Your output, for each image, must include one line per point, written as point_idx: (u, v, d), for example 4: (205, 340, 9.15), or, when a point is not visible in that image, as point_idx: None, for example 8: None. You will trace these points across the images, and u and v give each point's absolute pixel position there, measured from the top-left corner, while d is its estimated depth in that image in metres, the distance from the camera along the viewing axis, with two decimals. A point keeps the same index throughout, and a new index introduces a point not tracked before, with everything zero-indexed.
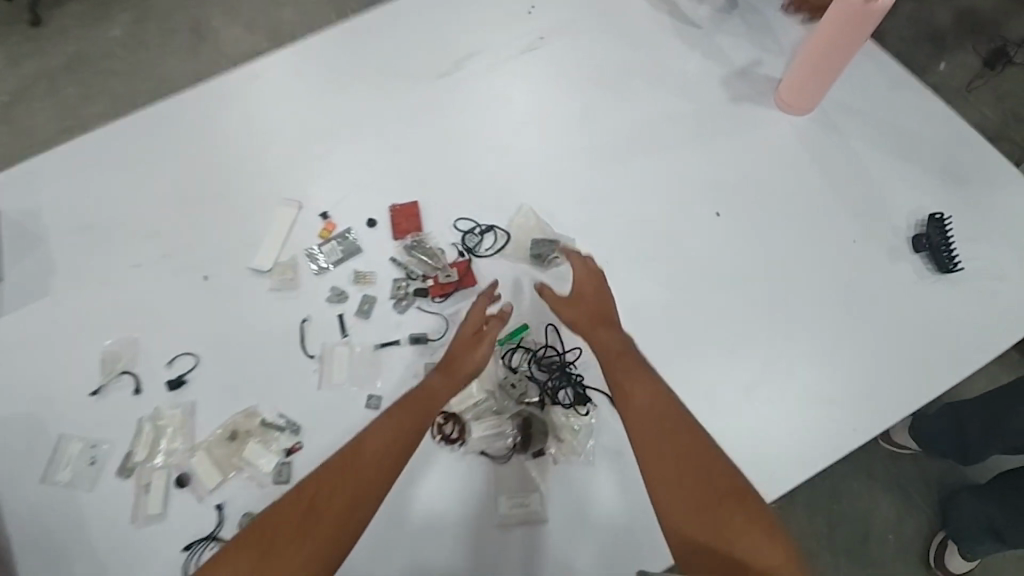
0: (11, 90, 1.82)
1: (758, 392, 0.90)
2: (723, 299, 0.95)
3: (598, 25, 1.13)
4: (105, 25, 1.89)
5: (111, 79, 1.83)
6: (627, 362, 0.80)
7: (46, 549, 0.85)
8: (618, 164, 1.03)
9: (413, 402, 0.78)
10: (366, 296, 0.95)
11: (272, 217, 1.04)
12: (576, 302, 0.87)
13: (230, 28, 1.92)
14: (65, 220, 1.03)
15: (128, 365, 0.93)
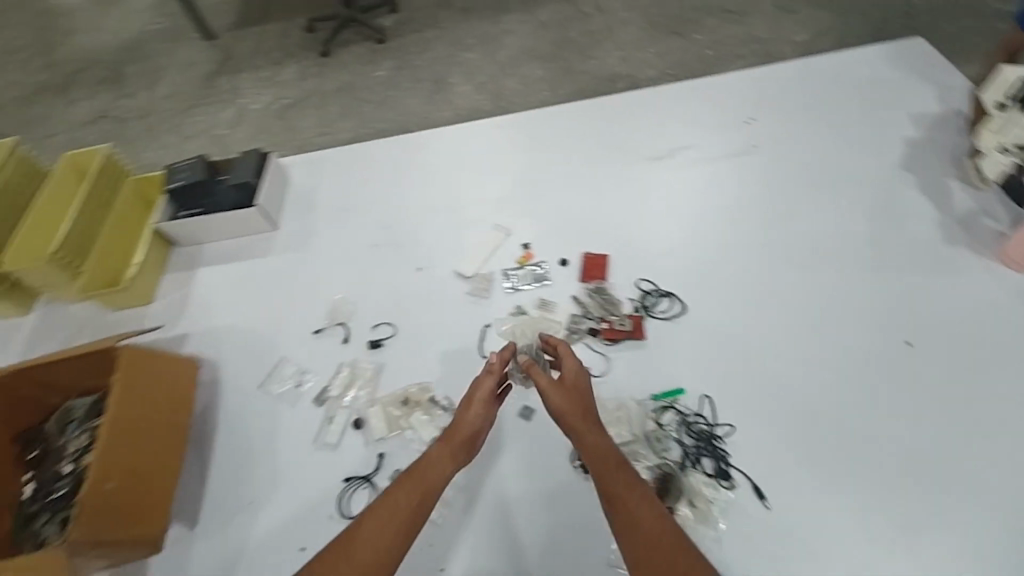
0: (294, 98, 2.47)
1: (929, 543, 0.82)
2: (899, 428, 0.90)
3: (812, 145, 1.21)
4: (373, 66, 2.50)
5: (365, 105, 2.39)
6: (613, 468, 0.78)
7: (244, 441, 1.01)
8: (808, 269, 1.06)
9: (410, 475, 0.81)
10: (544, 321, 1.07)
11: (482, 237, 1.23)
12: (560, 389, 0.87)
13: (463, 85, 2.39)
14: (327, 202, 1.38)
15: (346, 318, 1.14)
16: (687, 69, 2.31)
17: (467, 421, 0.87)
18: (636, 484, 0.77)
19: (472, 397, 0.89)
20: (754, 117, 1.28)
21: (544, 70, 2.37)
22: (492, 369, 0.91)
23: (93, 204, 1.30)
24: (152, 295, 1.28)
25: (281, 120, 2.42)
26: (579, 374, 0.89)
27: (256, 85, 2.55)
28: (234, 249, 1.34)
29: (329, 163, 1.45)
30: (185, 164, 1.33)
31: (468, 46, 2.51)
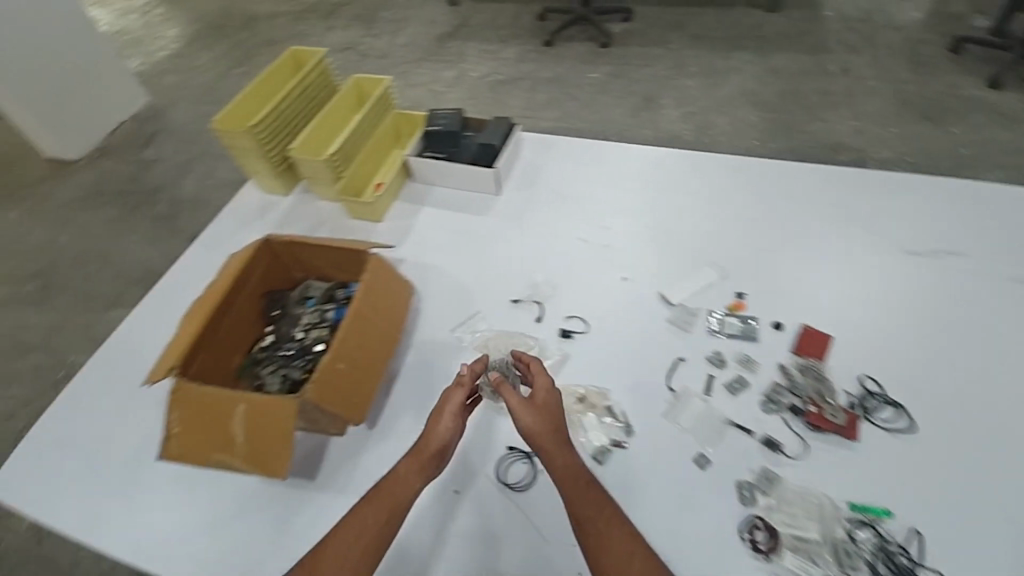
0: (506, 76, 2.82)
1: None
2: None
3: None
4: (590, 68, 2.81)
5: (567, 100, 2.69)
6: (583, 489, 0.86)
7: (429, 374, 1.10)
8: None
9: (382, 496, 0.89)
10: (741, 378, 1.01)
11: (695, 270, 1.19)
12: (529, 410, 0.92)
13: (670, 111, 2.59)
14: (550, 185, 1.43)
15: (542, 298, 1.19)
16: (913, 164, 2.18)
17: (435, 438, 0.93)
18: (602, 500, 0.85)
19: (443, 411, 0.95)
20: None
21: (760, 119, 2.48)
22: (462, 386, 0.96)
23: (365, 123, 1.49)
24: (382, 216, 1.43)
25: (492, 93, 2.75)
26: (549, 395, 0.95)
27: (481, 56, 2.93)
28: (459, 198, 1.44)
29: (560, 150, 1.51)
30: (447, 114, 1.49)
31: (688, 103, 2.60)
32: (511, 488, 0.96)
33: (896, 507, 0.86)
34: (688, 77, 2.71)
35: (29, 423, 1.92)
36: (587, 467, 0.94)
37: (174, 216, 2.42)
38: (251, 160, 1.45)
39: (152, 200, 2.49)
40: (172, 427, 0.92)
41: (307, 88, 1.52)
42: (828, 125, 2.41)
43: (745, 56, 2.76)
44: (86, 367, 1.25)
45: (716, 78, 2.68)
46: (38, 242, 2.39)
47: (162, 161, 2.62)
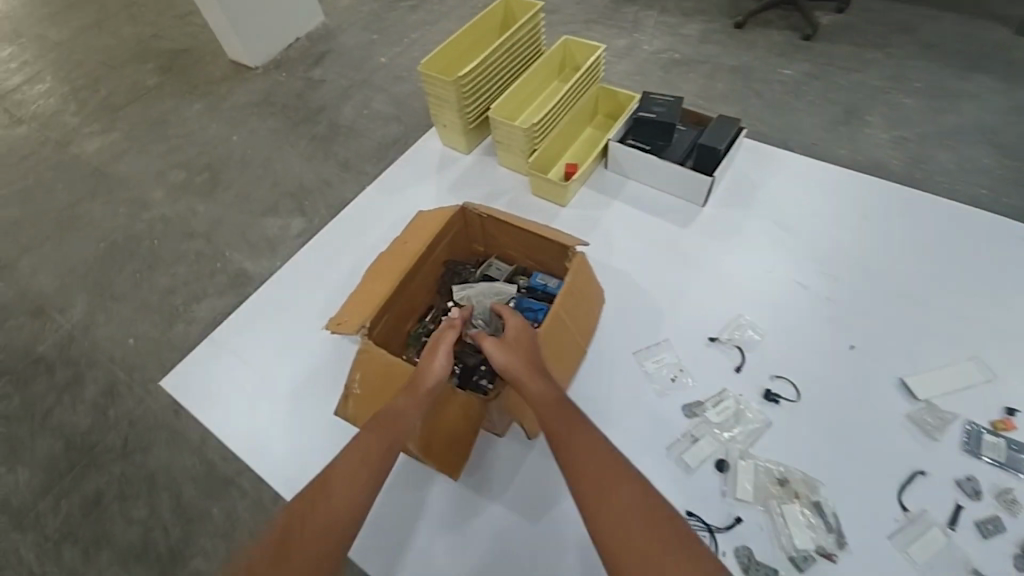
0: (685, 56, 2.25)
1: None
2: None
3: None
4: (783, 60, 2.17)
5: (749, 94, 2.08)
6: (561, 419, 0.78)
7: (600, 397, 0.99)
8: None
9: (381, 427, 0.81)
10: (1001, 520, 0.80)
11: (952, 361, 0.96)
12: (505, 349, 0.85)
13: (877, 131, 1.91)
14: (764, 208, 1.23)
15: (744, 344, 1.02)
16: None
17: (427, 374, 0.85)
18: (580, 431, 0.77)
19: (435, 350, 0.89)
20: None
21: (1004, 164, 1.77)
22: (452, 327, 0.91)
23: (568, 95, 1.34)
24: (567, 201, 1.31)
25: (663, 72, 2.22)
26: (524, 327, 0.89)
27: (655, 27, 2.38)
28: (654, 201, 1.28)
29: (782, 167, 1.29)
30: (664, 99, 1.27)
31: (903, 124, 1.91)
32: None
33: None
34: (912, 92, 2.00)
35: (173, 292, 1.71)
36: (782, 570, 0.79)
37: (317, 120, 2.11)
38: (444, 112, 1.38)
39: (311, 113, 2.14)
40: (351, 388, 0.92)
41: (515, 43, 1.39)
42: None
43: (987, 79, 1.98)
44: (262, 287, 1.33)
45: (946, 98, 1.97)
46: (186, 117, 2.22)
47: (322, 65, 2.33)
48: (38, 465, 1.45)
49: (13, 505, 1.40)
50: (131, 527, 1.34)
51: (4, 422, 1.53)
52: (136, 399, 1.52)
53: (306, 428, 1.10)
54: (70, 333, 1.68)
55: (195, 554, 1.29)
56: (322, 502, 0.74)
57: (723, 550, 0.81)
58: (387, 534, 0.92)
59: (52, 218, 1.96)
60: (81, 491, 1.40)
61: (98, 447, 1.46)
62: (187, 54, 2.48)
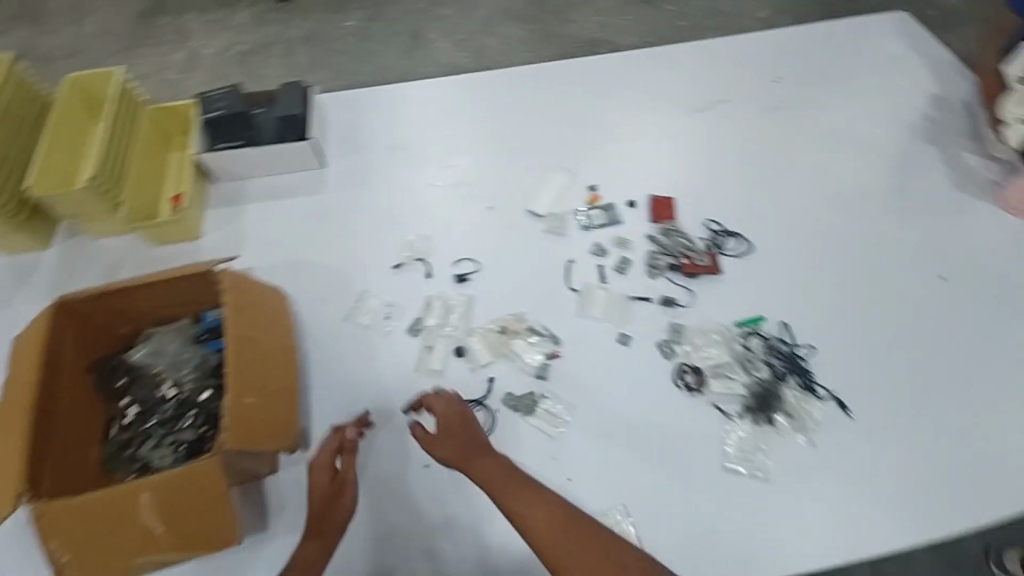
0: (251, 46, 2.40)
1: (984, 445, 0.97)
2: (937, 339, 1.06)
3: (834, 123, 1.35)
4: (340, 17, 2.43)
5: (333, 57, 2.35)
6: (514, 485, 0.83)
7: (340, 372, 0.99)
8: (858, 210, 1.21)
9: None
10: (624, 257, 1.12)
11: (550, 179, 1.27)
12: (444, 439, 0.86)
13: (442, 43, 2.35)
14: (378, 142, 1.34)
15: (422, 254, 1.14)
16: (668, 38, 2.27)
17: (341, 508, 0.85)
18: (535, 491, 0.83)
19: (342, 484, 0.86)
20: (786, 101, 1.40)
21: (527, 30, 2.35)
22: (342, 439, 0.87)
23: (116, 131, 1.15)
24: (199, 230, 1.19)
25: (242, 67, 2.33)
26: (461, 416, 0.87)
27: (207, 31, 2.45)
28: (284, 185, 1.26)
29: (372, 102, 1.40)
30: (220, 93, 1.24)
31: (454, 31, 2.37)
32: None
33: (773, 314, 1.05)
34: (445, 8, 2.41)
35: None
36: (536, 388, 0.97)
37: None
38: None
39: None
40: (59, 559, 0.74)
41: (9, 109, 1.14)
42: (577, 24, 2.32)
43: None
44: None
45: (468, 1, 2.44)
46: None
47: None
48: None
49: None
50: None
51: None
52: None
53: None
54: None
55: None
56: None
57: (496, 408, 0.95)
58: None
59: None
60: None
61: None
62: None
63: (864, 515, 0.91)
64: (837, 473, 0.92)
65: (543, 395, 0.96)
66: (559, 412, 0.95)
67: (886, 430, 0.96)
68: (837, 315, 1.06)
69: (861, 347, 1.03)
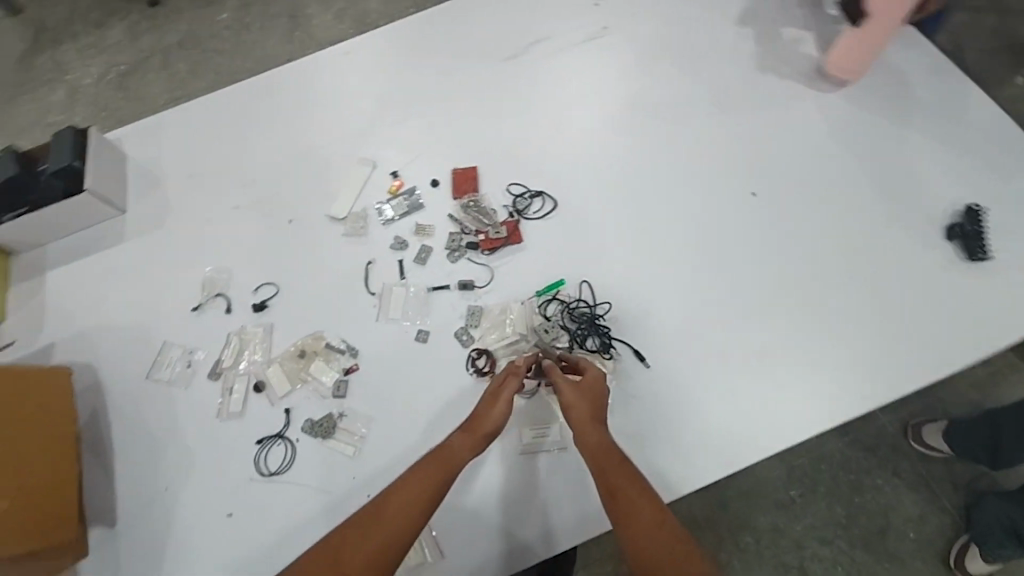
0: (130, 63, 2.39)
1: (795, 369, 0.95)
2: (750, 265, 1.02)
3: (656, 38, 1.22)
4: (214, 11, 2.47)
5: (214, 58, 2.39)
6: (620, 463, 0.82)
7: (145, 432, 0.97)
8: (675, 136, 1.12)
9: (436, 460, 0.81)
10: (424, 245, 1.06)
11: (351, 174, 1.17)
12: (573, 390, 0.87)
13: (321, 17, 2.45)
14: (175, 168, 1.24)
15: (222, 287, 1.09)
16: None
17: (491, 419, 0.85)
18: (630, 469, 0.82)
19: (499, 394, 0.87)
20: (607, 24, 1.25)
21: None
22: (516, 370, 0.89)
23: None
24: (6, 312, 1.13)
25: (123, 90, 2.35)
26: (603, 382, 0.89)
27: (83, 57, 2.42)
28: (79, 246, 1.18)
29: (167, 125, 1.27)
30: None
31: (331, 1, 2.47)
32: (275, 475, 0.92)
33: (573, 273, 1.02)
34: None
35: None
36: (334, 408, 0.95)
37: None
38: None
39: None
40: None
41: None
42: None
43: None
44: None
45: None
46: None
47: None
48: None
49: None
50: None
51: None
52: None
53: None
54: None
55: None
56: (353, 547, 0.75)
57: (297, 438, 0.94)
58: None
59: None
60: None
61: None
62: None
63: (658, 465, 0.91)
64: (637, 428, 0.92)
65: (342, 414, 0.94)
66: (358, 430, 0.93)
67: (692, 377, 0.94)
68: (644, 261, 1.02)
69: (667, 290, 1.00)
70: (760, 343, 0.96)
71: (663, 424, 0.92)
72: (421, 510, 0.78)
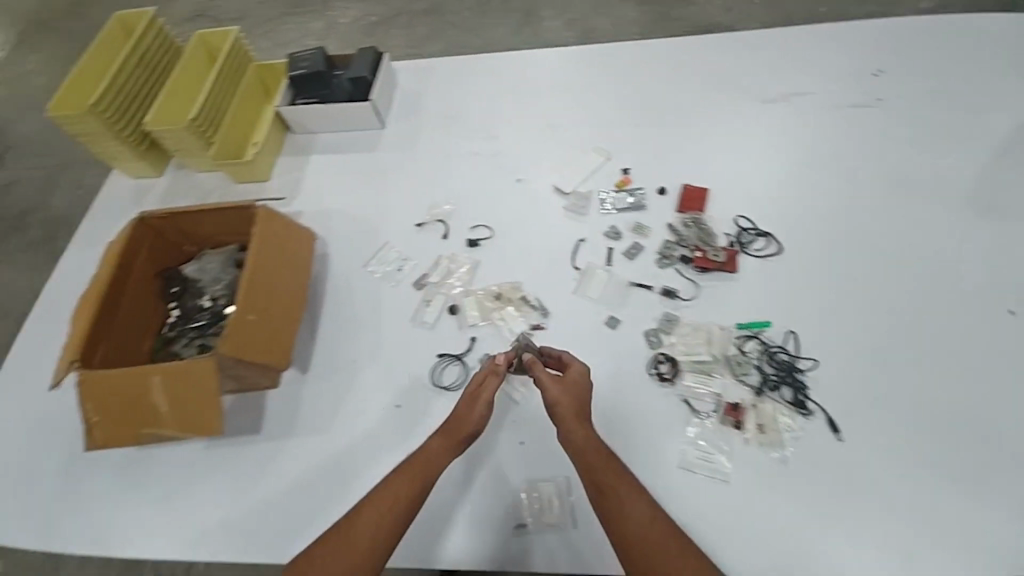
0: (381, 16, 2.72)
1: (1014, 510, 0.81)
2: (989, 380, 0.90)
3: (936, 124, 1.16)
4: None
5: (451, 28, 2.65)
6: (609, 462, 0.84)
7: (350, 310, 1.11)
8: (929, 225, 1.05)
9: (414, 466, 0.87)
10: (637, 243, 1.10)
11: (584, 158, 1.25)
12: (560, 386, 0.89)
13: (552, 22, 2.58)
14: (434, 109, 1.42)
15: (444, 216, 1.21)
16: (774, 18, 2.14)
17: (470, 422, 0.89)
18: (619, 470, 0.84)
19: (478, 395, 0.90)
20: (883, 96, 1.21)
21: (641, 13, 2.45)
22: (496, 369, 0.92)
23: (218, 86, 1.36)
24: (269, 173, 1.38)
25: (370, 36, 2.66)
26: (586, 375, 0.91)
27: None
28: (342, 142, 1.41)
29: (440, 74, 1.48)
30: (308, 53, 1.38)
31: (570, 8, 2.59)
32: (446, 390, 0.99)
33: (781, 319, 0.98)
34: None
35: None
36: None
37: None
38: (104, 145, 1.31)
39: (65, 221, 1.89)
40: (89, 419, 0.85)
41: (147, 53, 1.38)
42: (698, 11, 2.44)
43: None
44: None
45: None
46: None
47: (56, 184, 2.17)
48: None
49: None
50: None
51: None
52: None
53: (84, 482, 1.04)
54: None
55: None
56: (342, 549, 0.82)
57: (472, 365, 1.01)
58: (205, 534, 0.95)
59: None
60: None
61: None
62: None
63: (826, 548, 0.81)
64: (812, 493, 0.84)
65: None
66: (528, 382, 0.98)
67: (887, 472, 0.85)
68: (864, 333, 0.95)
69: (882, 371, 0.92)
70: (979, 465, 0.84)
71: (842, 501, 0.83)
72: (399, 517, 0.83)
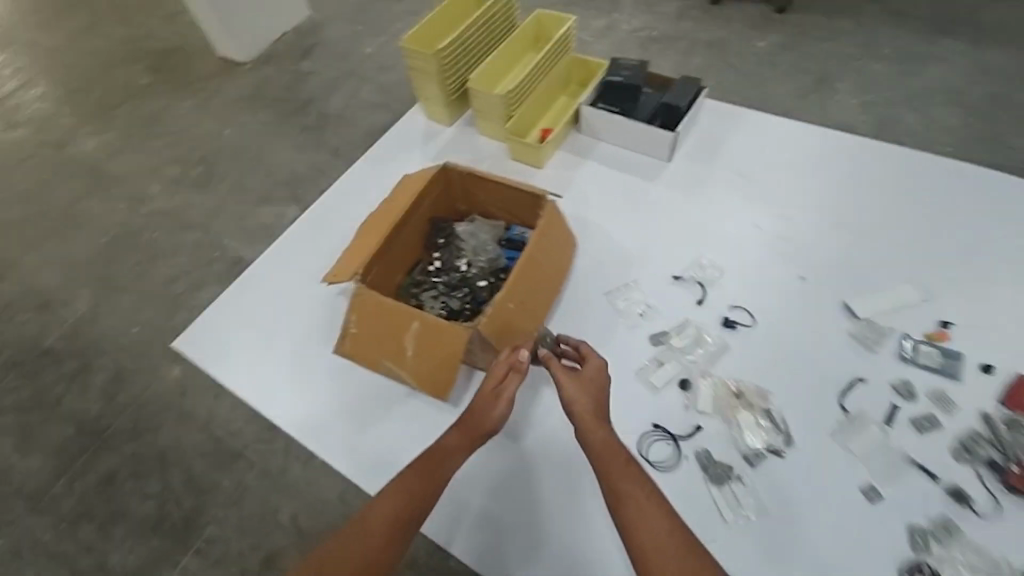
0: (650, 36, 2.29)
1: None
2: None
3: None
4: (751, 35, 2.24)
5: None
6: (627, 467, 0.80)
7: (579, 331, 1.08)
8: None
9: (426, 463, 0.85)
10: (932, 416, 0.90)
11: (893, 285, 1.05)
12: (578, 384, 0.87)
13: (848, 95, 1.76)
14: (728, 161, 1.31)
15: (705, 280, 1.11)
16: None
17: (488, 419, 0.87)
18: (638, 478, 0.78)
19: (499, 395, 0.88)
20: None
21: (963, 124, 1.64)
22: (517, 368, 0.89)
23: (539, 67, 1.40)
24: (544, 162, 1.39)
25: None
26: (601, 363, 0.90)
27: None
28: (623, 159, 1.37)
29: (746, 127, 1.36)
30: (630, 64, 1.35)
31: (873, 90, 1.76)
32: (649, 465, 0.91)
33: None
34: (880, 62, 1.83)
35: (181, 250, 1.64)
36: (736, 466, 0.89)
37: (306, 112, 1.92)
38: (426, 85, 1.44)
39: (300, 105, 1.95)
40: (351, 328, 1.01)
41: (491, 18, 1.47)
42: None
43: (950, 45, 1.82)
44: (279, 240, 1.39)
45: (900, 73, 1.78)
46: (161, 106, 2.04)
47: (311, 56, 2.10)
48: (49, 450, 1.36)
49: (22, 476, 1.33)
50: (203, 457, 1.30)
51: (19, 408, 1.43)
52: (145, 382, 1.42)
53: (305, 369, 1.17)
54: (80, 325, 1.55)
55: (207, 523, 1.23)
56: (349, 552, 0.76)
57: (686, 454, 0.92)
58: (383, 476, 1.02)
59: (50, 217, 1.78)
60: (95, 471, 1.32)
61: (110, 430, 1.37)
62: (178, 53, 2.21)
63: None
64: None
65: (738, 478, 0.88)
66: (744, 506, 0.86)
67: None
68: None
69: None
70: None
71: None
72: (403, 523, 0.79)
